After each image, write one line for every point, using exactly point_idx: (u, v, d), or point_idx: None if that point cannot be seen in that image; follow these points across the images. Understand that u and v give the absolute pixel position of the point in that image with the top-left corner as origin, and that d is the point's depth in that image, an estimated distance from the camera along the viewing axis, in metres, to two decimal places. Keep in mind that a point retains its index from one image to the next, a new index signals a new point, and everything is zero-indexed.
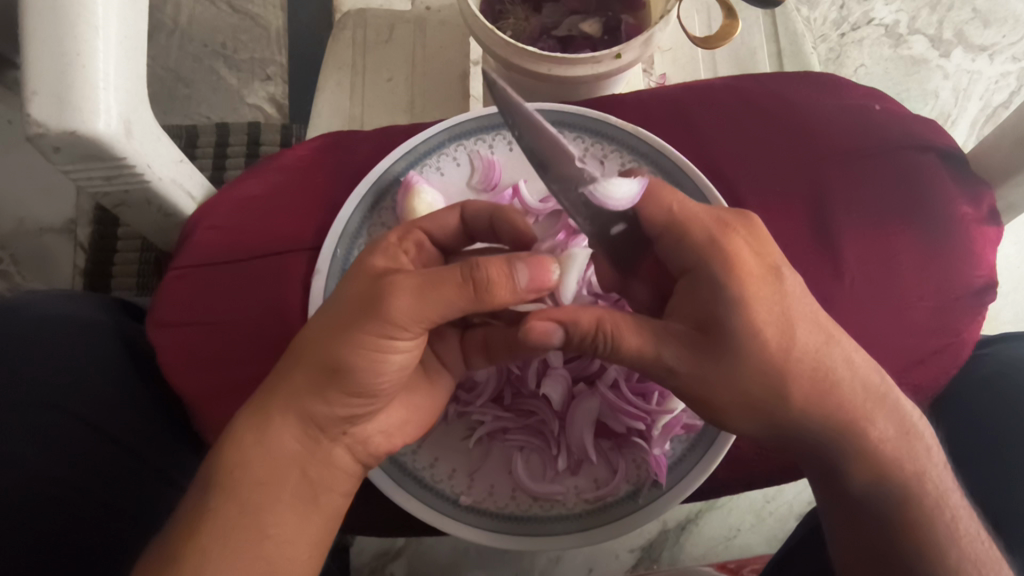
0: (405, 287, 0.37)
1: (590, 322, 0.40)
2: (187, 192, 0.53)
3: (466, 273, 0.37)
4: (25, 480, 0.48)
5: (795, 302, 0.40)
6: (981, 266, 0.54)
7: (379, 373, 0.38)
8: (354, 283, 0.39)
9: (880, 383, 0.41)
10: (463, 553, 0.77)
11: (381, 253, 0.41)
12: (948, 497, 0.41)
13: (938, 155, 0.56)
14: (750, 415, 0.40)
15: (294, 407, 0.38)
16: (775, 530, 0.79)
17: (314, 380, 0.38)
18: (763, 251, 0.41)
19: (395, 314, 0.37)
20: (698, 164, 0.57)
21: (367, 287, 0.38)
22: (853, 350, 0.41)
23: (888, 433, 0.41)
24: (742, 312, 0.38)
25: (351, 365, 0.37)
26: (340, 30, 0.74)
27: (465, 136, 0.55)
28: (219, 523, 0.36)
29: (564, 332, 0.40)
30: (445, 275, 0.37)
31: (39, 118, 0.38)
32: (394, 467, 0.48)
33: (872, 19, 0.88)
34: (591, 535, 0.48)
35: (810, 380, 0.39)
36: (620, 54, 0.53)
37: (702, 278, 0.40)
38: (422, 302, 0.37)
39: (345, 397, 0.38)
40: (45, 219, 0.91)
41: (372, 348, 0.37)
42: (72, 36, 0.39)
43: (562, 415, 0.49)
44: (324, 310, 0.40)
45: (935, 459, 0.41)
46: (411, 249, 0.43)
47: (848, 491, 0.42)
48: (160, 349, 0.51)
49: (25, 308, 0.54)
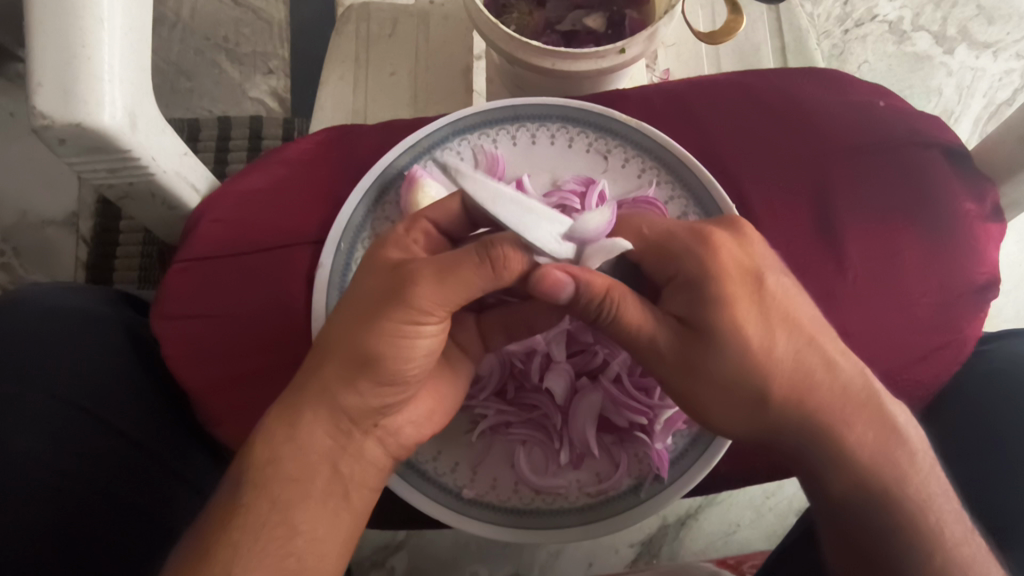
0: (429, 274, 0.38)
1: (603, 285, 0.39)
2: (191, 186, 0.53)
3: (479, 252, 0.38)
4: (32, 473, 0.48)
5: (773, 304, 0.41)
6: (984, 263, 0.54)
7: (408, 360, 0.39)
8: (369, 276, 0.41)
9: (864, 388, 0.41)
10: (464, 548, 0.77)
11: (393, 245, 0.42)
12: (934, 499, 0.40)
13: (942, 152, 0.56)
14: (735, 410, 0.41)
15: (325, 400, 0.39)
16: (774, 525, 0.79)
17: (342, 370, 0.39)
18: (740, 258, 0.41)
19: (416, 299, 0.38)
20: (701, 160, 0.57)
21: (384, 277, 0.40)
22: (837, 353, 0.41)
23: (868, 436, 0.40)
24: (719, 308, 0.40)
25: (381, 354, 0.38)
26: (343, 24, 0.74)
27: (469, 131, 0.55)
28: (251, 520, 0.36)
29: (575, 287, 0.38)
30: (464, 256, 0.38)
31: (44, 111, 0.39)
32: (404, 469, 0.48)
33: (876, 15, 0.88)
34: (592, 528, 0.48)
35: (793, 381, 0.40)
36: (624, 49, 0.53)
37: (682, 285, 0.41)
38: (441, 287, 0.38)
39: (376, 387, 0.39)
40: (47, 212, 0.91)
41: (399, 335, 0.38)
42: (76, 28, 0.39)
43: (565, 409, 0.50)
44: (344, 300, 0.41)
45: (919, 463, 0.40)
46: (417, 238, 0.43)
47: (831, 496, 0.41)
48: (165, 342, 0.51)
49: (28, 300, 0.54)
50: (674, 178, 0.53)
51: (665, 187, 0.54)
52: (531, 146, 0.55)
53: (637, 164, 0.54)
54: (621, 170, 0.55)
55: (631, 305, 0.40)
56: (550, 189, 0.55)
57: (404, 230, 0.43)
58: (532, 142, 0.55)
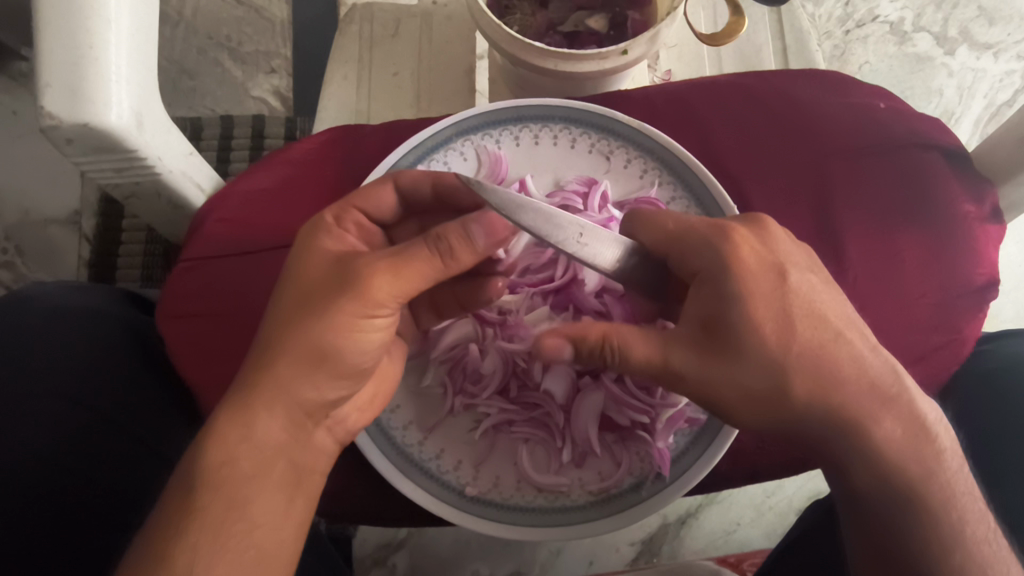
0: (375, 268, 0.38)
1: (597, 337, 0.41)
2: (197, 185, 0.53)
3: (430, 244, 0.40)
4: (32, 472, 0.48)
5: (797, 299, 0.40)
6: (984, 264, 0.54)
7: (361, 351, 0.39)
8: (312, 263, 0.40)
9: (893, 383, 0.40)
10: (464, 546, 0.78)
11: (326, 236, 0.41)
12: (960, 501, 0.39)
13: (942, 154, 0.56)
14: (755, 410, 0.40)
15: (280, 394, 0.37)
16: (774, 525, 0.80)
17: (298, 364, 0.37)
18: (764, 250, 0.41)
19: (371, 290, 0.38)
20: (702, 160, 0.57)
21: (329, 269, 0.39)
22: (868, 346, 0.40)
23: (896, 433, 0.39)
24: (741, 304, 0.39)
25: (336, 347, 0.38)
26: (347, 24, 0.74)
27: (471, 131, 0.55)
28: None
29: (574, 348, 0.41)
30: (414, 247, 0.39)
31: (52, 111, 0.39)
32: (379, 438, 0.49)
33: (877, 16, 0.89)
34: (594, 526, 0.49)
35: (815, 377, 0.39)
36: (627, 49, 0.54)
37: (706, 281, 0.41)
38: (396, 278, 0.39)
39: (333, 380, 0.38)
40: (50, 211, 0.92)
41: (351, 327, 0.38)
42: (85, 29, 0.40)
43: (566, 408, 0.50)
44: (278, 291, 0.40)
45: (948, 463, 0.39)
46: (351, 229, 0.43)
47: (857, 492, 0.41)
48: (171, 341, 0.52)
49: (34, 299, 0.54)
50: (675, 179, 0.54)
51: (668, 188, 0.54)
52: (534, 146, 0.56)
53: (639, 165, 0.55)
54: (623, 171, 0.55)
55: (633, 339, 0.40)
56: (552, 190, 0.55)
57: (334, 220, 0.43)
58: (535, 142, 0.55)
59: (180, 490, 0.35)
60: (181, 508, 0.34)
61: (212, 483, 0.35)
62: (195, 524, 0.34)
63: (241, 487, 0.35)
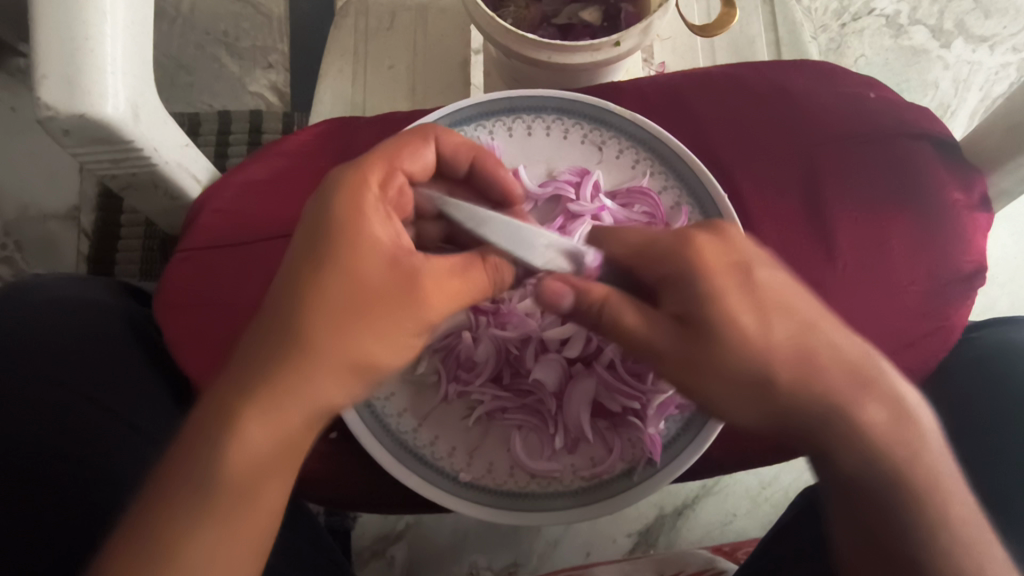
0: (437, 285, 0.39)
1: (599, 293, 0.41)
2: (193, 176, 0.54)
3: (490, 273, 0.42)
4: (37, 462, 0.49)
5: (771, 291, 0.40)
6: (972, 252, 0.55)
7: (395, 365, 0.39)
8: (365, 252, 0.38)
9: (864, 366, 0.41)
10: (464, 537, 0.79)
11: (375, 215, 0.39)
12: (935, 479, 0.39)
13: (931, 142, 0.56)
14: (745, 401, 0.41)
15: (309, 394, 0.36)
16: (770, 515, 0.80)
17: (336, 372, 0.37)
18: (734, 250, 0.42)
19: (431, 310, 0.39)
20: (695, 151, 0.58)
21: (390, 272, 0.38)
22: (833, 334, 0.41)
23: (880, 417, 0.39)
24: None
25: (384, 362, 0.38)
26: (342, 17, 0.74)
27: (465, 123, 0.55)
28: (240, 512, 0.33)
29: (573, 297, 0.41)
30: (476, 279, 0.41)
31: (49, 102, 0.39)
32: (366, 411, 0.49)
33: (872, 9, 0.89)
34: (588, 510, 0.49)
35: (798, 363, 0.39)
36: (619, 41, 0.54)
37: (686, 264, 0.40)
38: (452, 300, 0.40)
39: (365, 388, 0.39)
40: (49, 206, 0.92)
41: (401, 344, 0.38)
42: (79, 21, 0.40)
43: (559, 394, 0.50)
44: (320, 261, 0.38)
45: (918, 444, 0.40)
46: (392, 195, 0.41)
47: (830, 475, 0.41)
48: (166, 327, 0.52)
49: (36, 290, 0.55)
50: (667, 169, 0.54)
51: (659, 177, 0.54)
52: (527, 136, 0.56)
53: (632, 155, 0.55)
54: (616, 161, 0.55)
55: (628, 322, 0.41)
56: (546, 180, 0.56)
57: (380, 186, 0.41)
58: (528, 133, 0.56)
59: (191, 488, 0.33)
60: (189, 504, 0.33)
61: (232, 482, 0.33)
62: (212, 522, 0.33)
63: (261, 476, 0.34)
